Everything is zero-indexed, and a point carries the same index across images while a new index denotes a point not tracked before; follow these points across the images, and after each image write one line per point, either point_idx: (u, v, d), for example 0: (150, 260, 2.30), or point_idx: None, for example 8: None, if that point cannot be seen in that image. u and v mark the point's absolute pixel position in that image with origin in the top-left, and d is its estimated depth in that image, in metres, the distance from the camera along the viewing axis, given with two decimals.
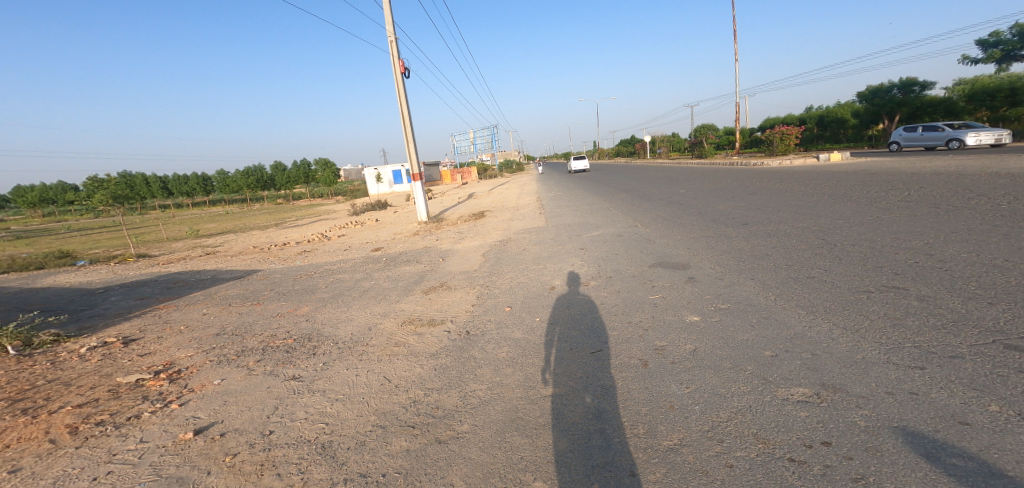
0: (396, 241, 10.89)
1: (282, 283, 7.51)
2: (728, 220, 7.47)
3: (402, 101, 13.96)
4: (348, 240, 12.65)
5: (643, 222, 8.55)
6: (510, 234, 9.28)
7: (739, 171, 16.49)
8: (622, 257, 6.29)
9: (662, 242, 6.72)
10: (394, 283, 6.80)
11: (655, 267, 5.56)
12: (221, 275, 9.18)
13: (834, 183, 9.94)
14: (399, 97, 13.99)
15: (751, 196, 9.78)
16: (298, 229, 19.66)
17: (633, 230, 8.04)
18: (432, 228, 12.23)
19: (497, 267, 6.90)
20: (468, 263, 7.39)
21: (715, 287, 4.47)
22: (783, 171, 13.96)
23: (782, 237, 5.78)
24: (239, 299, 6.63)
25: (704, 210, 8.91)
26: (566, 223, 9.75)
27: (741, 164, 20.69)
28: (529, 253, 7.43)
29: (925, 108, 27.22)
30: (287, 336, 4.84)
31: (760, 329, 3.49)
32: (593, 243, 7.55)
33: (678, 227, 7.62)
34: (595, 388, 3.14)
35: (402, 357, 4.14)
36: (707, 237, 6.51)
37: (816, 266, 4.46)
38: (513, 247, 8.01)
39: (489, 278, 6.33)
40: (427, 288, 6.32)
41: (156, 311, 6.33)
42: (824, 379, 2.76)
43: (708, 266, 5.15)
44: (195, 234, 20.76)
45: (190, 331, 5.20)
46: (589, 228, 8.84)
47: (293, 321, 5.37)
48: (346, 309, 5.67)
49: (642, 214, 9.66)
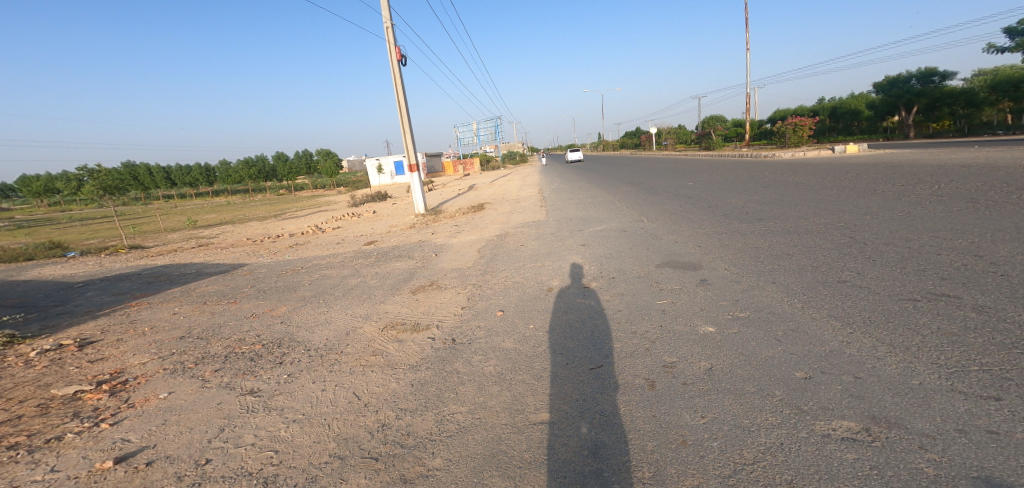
0: (390, 235, 10.42)
1: (264, 279, 7.07)
2: (742, 215, 6.94)
3: (398, 89, 13.43)
4: (342, 232, 12.17)
5: (650, 217, 8.03)
6: (509, 228, 8.76)
7: (750, 163, 15.83)
8: (627, 256, 5.78)
9: (671, 239, 6.20)
10: (382, 280, 6.34)
11: (663, 267, 5.06)
12: (205, 269, 8.75)
13: (855, 176, 9.34)
14: (396, 86, 13.45)
15: (765, 189, 9.20)
16: (296, 221, 19.19)
17: (638, 225, 7.52)
18: (429, 220, 11.73)
19: (492, 264, 6.41)
20: (463, 259, 6.92)
21: (732, 292, 3.96)
22: (798, 163, 13.32)
23: (803, 234, 5.24)
24: (215, 297, 6.20)
25: (716, 203, 8.34)
26: (569, 217, 9.24)
27: (752, 155, 20.03)
28: (527, 249, 6.92)
29: (944, 99, 26.23)
30: (255, 340, 4.41)
31: (788, 343, 3.00)
32: (596, 239, 7.04)
33: (688, 222, 7.08)
34: (592, 416, 2.68)
35: (378, 368, 3.68)
36: (720, 234, 5.97)
37: (847, 268, 3.94)
38: (511, 243, 7.51)
39: (482, 277, 5.85)
40: (415, 287, 5.85)
41: (126, 310, 5.92)
42: (874, 410, 2.27)
43: (722, 267, 4.64)
44: (191, 225, 20.30)
45: (153, 332, 4.79)
46: (593, 222, 8.32)
47: (266, 322, 4.93)
48: (326, 310, 5.21)
49: (649, 208, 9.11)
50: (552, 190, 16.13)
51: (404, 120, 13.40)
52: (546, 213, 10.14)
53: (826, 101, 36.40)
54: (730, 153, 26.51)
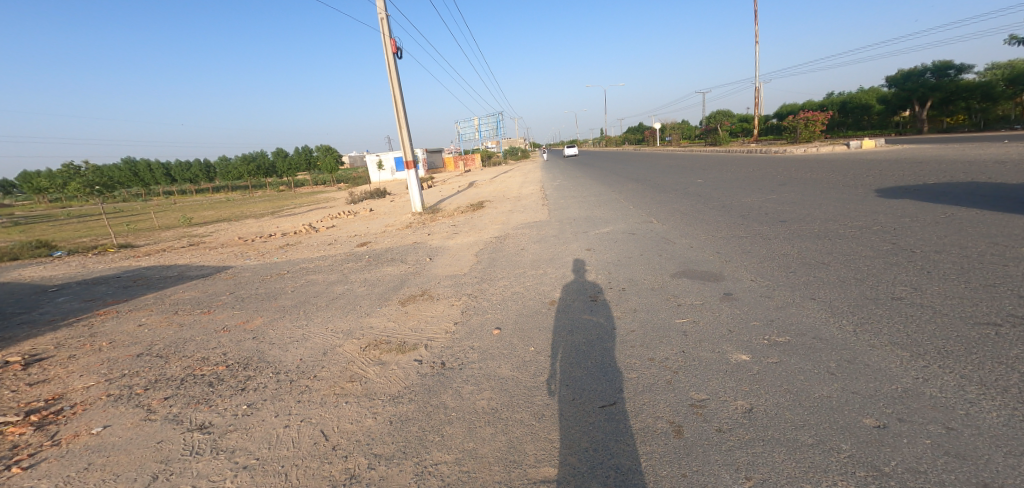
0: (384, 235, 9.91)
1: (245, 284, 6.56)
2: (762, 216, 6.38)
3: (394, 83, 12.88)
4: (336, 232, 11.66)
5: (659, 218, 7.48)
6: (509, 230, 8.21)
7: (761, 160, 15.22)
8: (638, 263, 5.26)
9: (686, 243, 5.66)
10: (369, 289, 5.81)
11: (680, 278, 4.53)
12: (187, 272, 8.26)
13: (879, 173, 8.74)
14: (392, 80, 12.90)
15: (782, 187, 8.63)
16: (292, 219, 18.68)
17: (648, 227, 6.97)
18: (426, 220, 11.18)
19: (489, 271, 5.87)
20: (458, 265, 6.40)
21: (764, 310, 3.42)
22: (812, 159, 12.71)
23: (836, 239, 4.69)
24: (189, 305, 5.71)
25: (731, 203, 7.78)
26: (572, 217, 8.69)
27: (761, 151, 19.37)
28: (528, 254, 6.38)
29: (959, 93, 25.42)
30: (219, 360, 3.90)
31: (845, 380, 2.47)
32: (602, 242, 6.52)
33: (702, 224, 6.53)
34: (604, 472, 2.17)
35: (356, 399, 3.18)
36: (740, 238, 5.43)
37: (900, 283, 3.40)
38: (511, 246, 6.98)
39: (478, 287, 5.32)
40: (404, 297, 5.33)
41: (91, 320, 5.44)
42: (981, 477, 1.73)
43: (747, 278, 4.11)
44: (185, 223, 19.81)
45: (110, 348, 4.30)
46: (598, 224, 7.76)
47: (236, 338, 4.43)
48: (305, 324, 4.70)
49: (659, 207, 8.54)
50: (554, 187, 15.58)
51: (400, 115, 12.85)
52: (548, 213, 9.59)
53: (835, 95, 35.62)
54: (738, 149, 25.84)
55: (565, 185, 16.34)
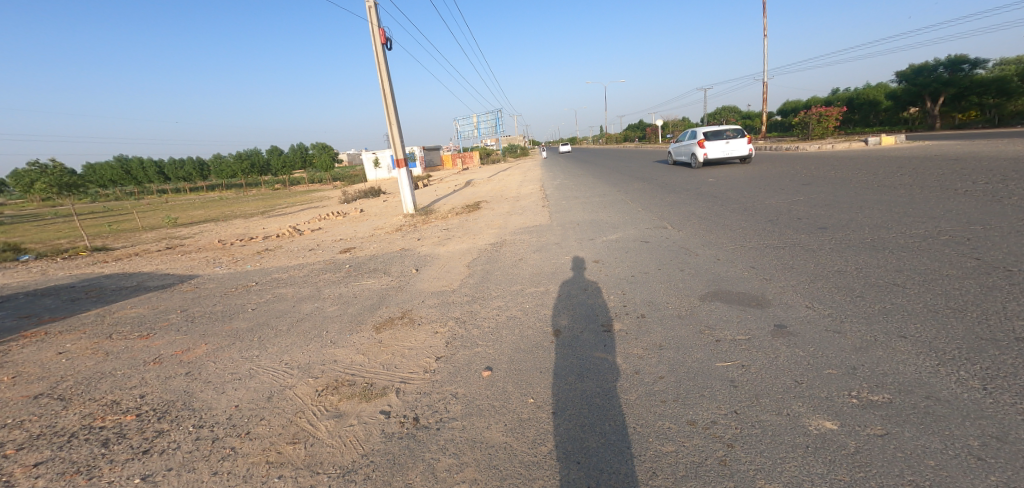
0: (371, 240, 9.07)
1: (202, 300, 5.73)
2: (794, 221, 5.60)
3: (383, 76, 12.03)
4: (320, 235, 10.81)
5: (674, 223, 6.69)
6: (505, 236, 7.38)
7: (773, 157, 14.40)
8: (659, 279, 4.48)
9: (711, 255, 4.88)
10: (341, 308, 4.99)
11: (712, 300, 3.74)
12: (147, 282, 7.40)
13: (914, 171, 7.97)
14: (380, 73, 12.03)
15: (805, 187, 7.83)
16: (279, 220, 17.77)
17: (662, 234, 6.19)
18: (418, 223, 10.36)
19: (482, 287, 5.06)
20: (447, 277, 5.59)
21: (839, 353, 2.67)
22: (831, 156, 11.89)
23: (899, 253, 3.92)
24: (128, 326, 4.87)
25: (753, 205, 6.98)
26: (576, 221, 7.88)
27: (770, 149, 18.53)
28: (527, 266, 5.58)
29: (973, 88, 24.59)
30: (132, 406, 3.10)
31: (1003, 471, 1.71)
32: (611, 252, 5.73)
33: (726, 230, 5.75)
34: None
35: (306, 471, 2.40)
36: (776, 248, 4.65)
37: (1017, 317, 2.66)
38: (507, 255, 6.17)
39: (468, 309, 4.51)
40: (381, 320, 4.52)
41: (9, 344, 4.60)
42: None
43: (800, 304, 3.34)
44: (169, 223, 18.91)
45: (6, 387, 3.48)
46: (606, 229, 6.95)
47: (165, 373, 3.61)
48: (256, 355, 3.90)
49: (671, 210, 7.74)
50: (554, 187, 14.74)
51: (390, 110, 11.99)
52: (549, 216, 8.77)
53: (843, 90, 34.84)
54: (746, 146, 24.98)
55: (566, 184, 15.49)
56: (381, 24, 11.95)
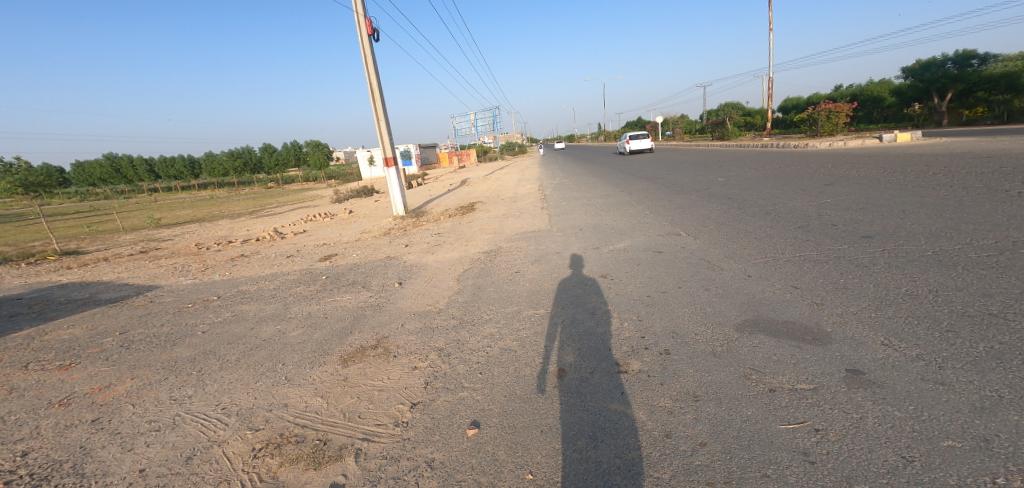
0: (354, 245, 8.33)
1: (151, 319, 5.01)
2: (829, 228, 4.90)
3: (370, 69, 11.26)
4: (301, 239, 10.04)
5: (688, 229, 6.00)
6: (500, 243, 6.66)
7: (782, 155, 13.71)
8: (682, 299, 3.80)
9: (739, 269, 4.18)
10: (307, 330, 4.28)
11: (754, 332, 3.05)
12: (100, 295, 6.65)
13: (948, 170, 7.28)
14: (367, 67, 11.27)
15: (829, 188, 7.13)
16: (266, 221, 16.97)
17: (676, 243, 5.48)
18: (407, 226, 9.64)
19: (471, 307, 4.37)
20: (432, 293, 4.87)
21: (955, 418, 1.98)
22: (848, 154, 11.18)
23: (977, 272, 3.23)
24: (53, 353, 4.18)
25: (777, 209, 6.27)
26: (578, 226, 7.17)
27: (777, 146, 17.81)
28: (524, 281, 4.88)
29: (982, 84, 23.93)
30: (5, 471, 2.50)
31: None
32: (620, 264, 5.03)
33: (750, 238, 5.05)
34: None
35: None
36: (818, 262, 3.94)
37: None
38: (501, 266, 5.48)
39: (454, 337, 3.82)
40: (351, 348, 3.82)
41: None
42: None
43: (872, 342, 2.64)
44: (151, 224, 18.10)
45: None
46: (612, 236, 6.25)
47: (65, 420, 2.97)
48: (189, 395, 3.21)
49: (683, 214, 7.03)
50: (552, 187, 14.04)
51: (378, 105, 11.22)
52: (549, 219, 8.06)
53: (847, 87, 34.18)
54: (751, 143, 24.21)
55: (566, 184, 14.78)
56: (367, 13, 11.18)
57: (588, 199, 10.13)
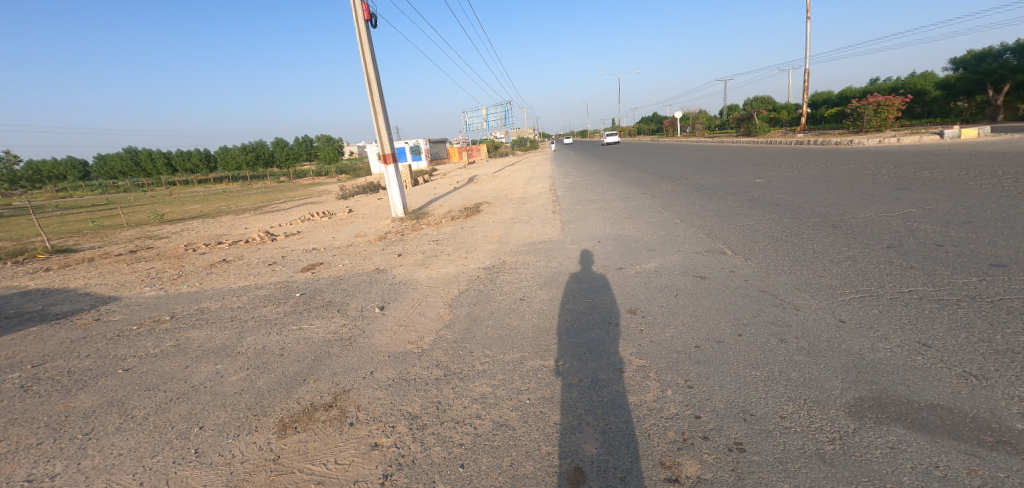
0: (344, 250, 7.44)
1: (83, 347, 4.18)
2: (934, 249, 3.75)
3: (367, 57, 10.31)
4: (291, 241, 9.19)
5: (733, 246, 4.90)
6: (504, 256, 5.64)
7: (827, 152, 12.35)
8: (750, 355, 2.76)
9: (823, 309, 3.10)
10: (251, 371, 3.36)
11: (885, 422, 2.01)
12: (55, 306, 5.90)
13: None
14: (364, 56, 10.32)
15: (906, 193, 5.92)
16: (267, 218, 16.29)
17: (721, 264, 4.41)
18: (405, 230, 8.71)
19: (461, 352, 3.41)
20: (416, 325, 3.92)
21: None
22: (911, 152, 9.79)
23: None
24: None
25: (844, 220, 5.11)
26: (598, 237, 6.13)
27: (817, 143, 16.32)
28: (530, 315, 3.88)
29: None
30: None
31: None
32: (653, 294, 3.98)
33: (824, 261, 3.94)
34: None
35: None
36: (940, 305, 2.84)
37: None
38: (503, 289, 4.49)
39: (434, 400, 2.88)
40: (300, 406, 2.89)
41: None
42: None
43: None
44: (156, 219, 17.71)
45: None
46: (639, 252, 5.20)
47: None
48: (53, 475, 2.29)
49: (724, 224, 5.91)
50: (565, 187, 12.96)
51: (375, 97, 10.28)
52: (562, 227, 7.03)
53: (886, 81, 32.06)
54: (783, 140, 22.45)
55: (580, 184, 13.64)
56: None
57: (606, 203, 9.02)
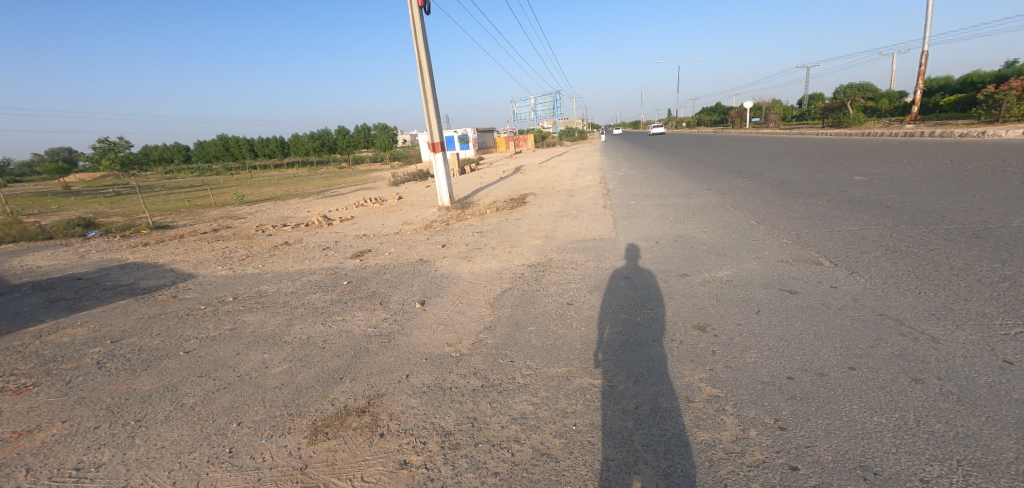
0: (394, 238, 7.44)
1: (153, 326, 4.42)
2: None
3: (418, 44, 10.22)
4: (347, 226, 9.40)
5: (826, 256, 4.15)
6: (551, 253, 5.26)
7: (948, 146, 10.49)
8: (870, 394, 2.29)
9: (967, 348, 2.50)
10: (294, 363, 3.32)
11: None
12: (142, 282, 6.41)
13: None
14: (415, 41, 10.22)
15: None
16: (329, 202, 17.02)
17: (809, 278, 3.73)
18: (451, 220, 8.56)
19: (501, 361, 3.13)
20: (456, 324, 3.69)
21: None
22: None
23: None
24: (29, 365, 3.61)
25: (978, 230, 4.17)
26: (658, 237, 5.54)
27: (933, 136, 13.98)
28: (578, 323, 3.49)
29: None
30: None
31: None
32: (725, 309, 3.42)
33: (958, 285, 3.18)
34: None
35: None
36: None
37: None
38: (549, 291, 4.13)
39: (470, 415, 2.63)
40: (331, 408, 2.76)
41: None
42: None
43: None
44: (236, 201, 19.20)
45: None
46: (706, 257, 4.58)
47: None
48: (98, 463, 2.28)
49: (814, 229, 5.09)
50: (621, 180, 12.20)
51: (425, 84, 10.19)
52: (614, 223, 6.52)
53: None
54: (882, 131, 19.62)
55: (636, 177, 12.76)
56: None
57: (667, 199, 8.27)
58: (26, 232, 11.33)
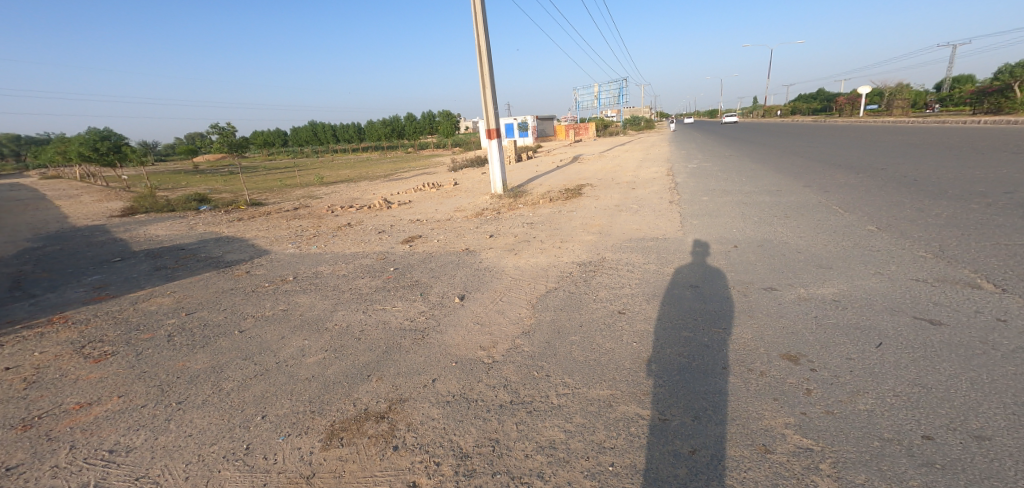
0: (448, 224, 7.34)
1: (221, 301, 4.72)
2: None
3: (478, 23, 9.85)
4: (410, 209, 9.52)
5: (970, 281, 3.17)
6: (604, 252, 4.74)
7: None
8: None
9: None
10: (328, 354, 3.26)
11: None
12: (227, 255, 7.01)
13: None
14: (476, 20, 9.85)
15: None
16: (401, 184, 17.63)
17: (945, 309, 2.84)
18: (504, 208, 8.23)
19: (535, 373, 2.77)
20: (493, 326, 3.38)
21: None
22: None
23: None
24: (117, 332, 4.01)
25: None
26: (737, 240, 4.73)
27: None
28: (629, 337, 3.01)
29: None
30: None
31: None
32: (819, 338, 2.71)
33: None
34: None
35: None
36: None
37: None
38: (598, 295, 3.66)
39: (492, 435, 2.33)
40: (354, 409, 2.62)
41: (24, 333, 4.15)
42: None
43: None
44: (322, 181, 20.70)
45: None
46: (797, 269, 3.77)
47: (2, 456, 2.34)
48: (132, 447, 2.35)
49: (953, 242, 3.97)
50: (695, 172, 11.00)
51: (483, 63, 9.82)
52: (680, 221, 5.75)
53: None
54: None
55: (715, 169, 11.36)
56: None
57: (751, 195, 7.18)
58: (153, 205, 13.13)
